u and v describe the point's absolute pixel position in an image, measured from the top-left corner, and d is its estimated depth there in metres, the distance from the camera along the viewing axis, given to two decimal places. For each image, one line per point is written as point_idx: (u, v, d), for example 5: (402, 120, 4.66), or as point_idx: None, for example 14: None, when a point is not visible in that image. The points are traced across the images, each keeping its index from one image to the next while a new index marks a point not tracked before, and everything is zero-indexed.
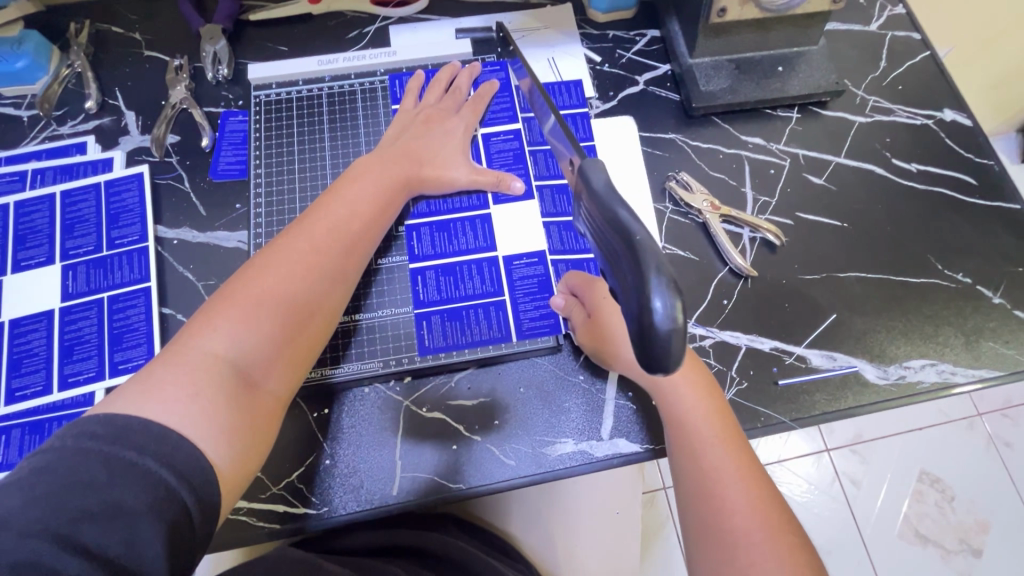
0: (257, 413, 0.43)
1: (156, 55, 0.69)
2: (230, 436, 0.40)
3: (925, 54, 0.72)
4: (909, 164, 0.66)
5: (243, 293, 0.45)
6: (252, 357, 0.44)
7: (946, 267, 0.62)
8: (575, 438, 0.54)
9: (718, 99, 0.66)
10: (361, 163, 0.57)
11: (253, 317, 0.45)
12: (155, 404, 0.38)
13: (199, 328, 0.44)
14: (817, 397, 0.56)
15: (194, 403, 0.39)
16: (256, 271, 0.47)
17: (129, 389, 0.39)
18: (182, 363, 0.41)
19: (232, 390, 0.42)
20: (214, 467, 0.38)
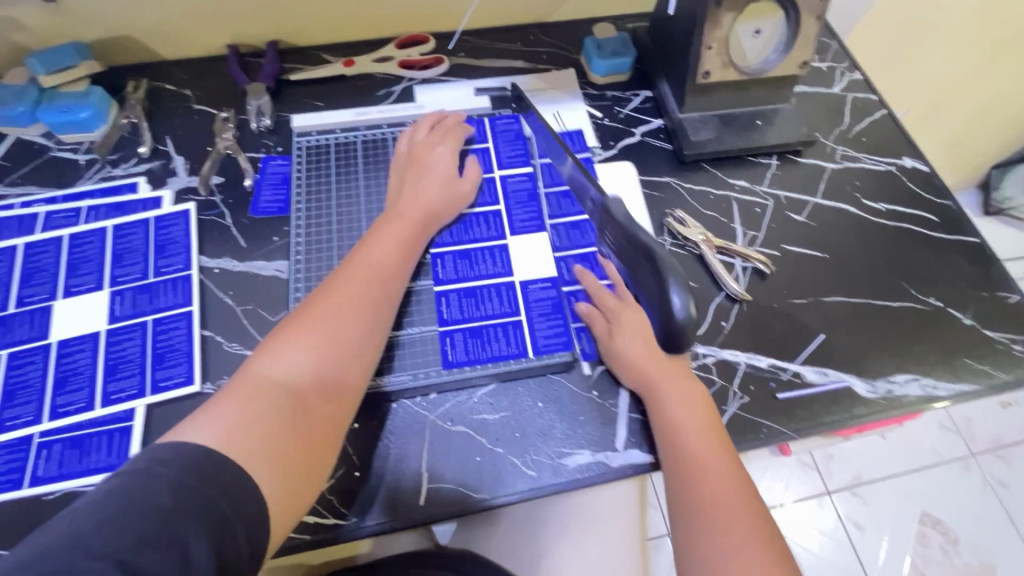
0: (309, 441, 0.48)
1: (204, 108, 0.77)
2: (283, 462, 0.45)
3: (883, 112, 0.82)
4: (877, 204, 0.75)
5: (293, 334, 0.51)
6: (301, 392, 0.49)
7: (919, 292, 0.68)
8: (591, 449, 0.57)
9: (708, 146, 0.74)
10: (384, 214, 0.64)
11: (302, 355, 0.51)
12: (220, 432, 0.44)
13: (255, 368, 0.50)
14: (813, 409, 0.61)
15: (250, 436, 0.45)
16: (302, 314, 0.53)
17: (196, 423, 0.45)
18: (243, 401, 0.47)
19: (285, 422, 0.47)
20: (266, 496, 0.43)
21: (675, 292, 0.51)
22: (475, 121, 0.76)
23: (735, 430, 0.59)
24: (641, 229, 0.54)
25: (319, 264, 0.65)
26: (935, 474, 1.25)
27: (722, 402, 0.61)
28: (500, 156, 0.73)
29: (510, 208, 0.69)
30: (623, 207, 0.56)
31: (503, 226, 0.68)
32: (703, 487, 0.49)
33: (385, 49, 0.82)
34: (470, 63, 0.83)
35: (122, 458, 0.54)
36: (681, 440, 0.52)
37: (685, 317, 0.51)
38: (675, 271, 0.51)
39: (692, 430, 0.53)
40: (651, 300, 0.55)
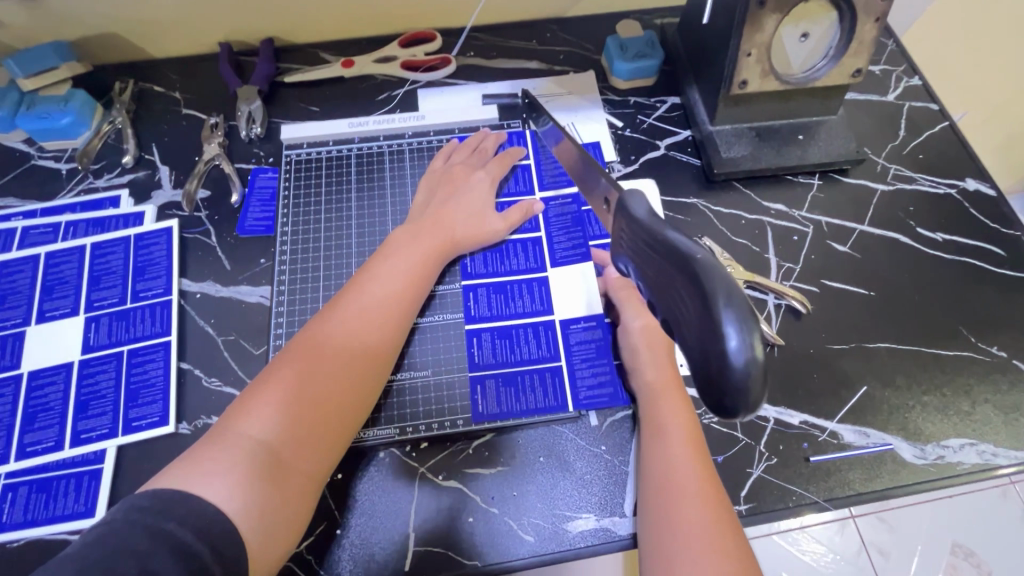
0: (291, 493, 0.40)
1: (193, 113, 0.72)
2: (262, 519, 0.38)
3: (944, 123, 0.73)
4: (934, 233, 0.66)
5: (287, 364, 0.44)
6: (288, 436, 0.41)
7: (980, 340, 0.60)
8: (596, 514, 0.51)
9: (741, 165, 0.66)
10: (399, 232, 0.57)
11: (294, 389, 0.42)
12: (196, 480, 0.37)
13: (242, 405, 0.42)
14: (852, 476, 0.54)
15: (230, 482, 0.37)
16: (301, 342, 0.45)
17: (172, 466, 0.38)
18: (223, 444, 0.39)
19: (266, 471, 0.39)
20: (245, 548, 0.36)
21: (732, 330, 0.29)
22: (514, 135, 0.69)
23: (760, 497, 0.53)
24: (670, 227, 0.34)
25: (305, 294, 0.60)
26: (1005, 499, 0.90)
27: (747, 465, 0.54)
28: (543, 176, 0.66)
29: (551, 235, 0.63)
30: (648, 202, 0.37)
31: (543, 255, 0.62)
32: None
33: (387, 49, 0.75)
34: (480, 63, 0.75)
35: (90, 505, 0.51)
36: (676, 510, 0.45)
37: (748, 363, 0.29)
38: (732, 295, 0.29)
39: (691, 505, 0.45)
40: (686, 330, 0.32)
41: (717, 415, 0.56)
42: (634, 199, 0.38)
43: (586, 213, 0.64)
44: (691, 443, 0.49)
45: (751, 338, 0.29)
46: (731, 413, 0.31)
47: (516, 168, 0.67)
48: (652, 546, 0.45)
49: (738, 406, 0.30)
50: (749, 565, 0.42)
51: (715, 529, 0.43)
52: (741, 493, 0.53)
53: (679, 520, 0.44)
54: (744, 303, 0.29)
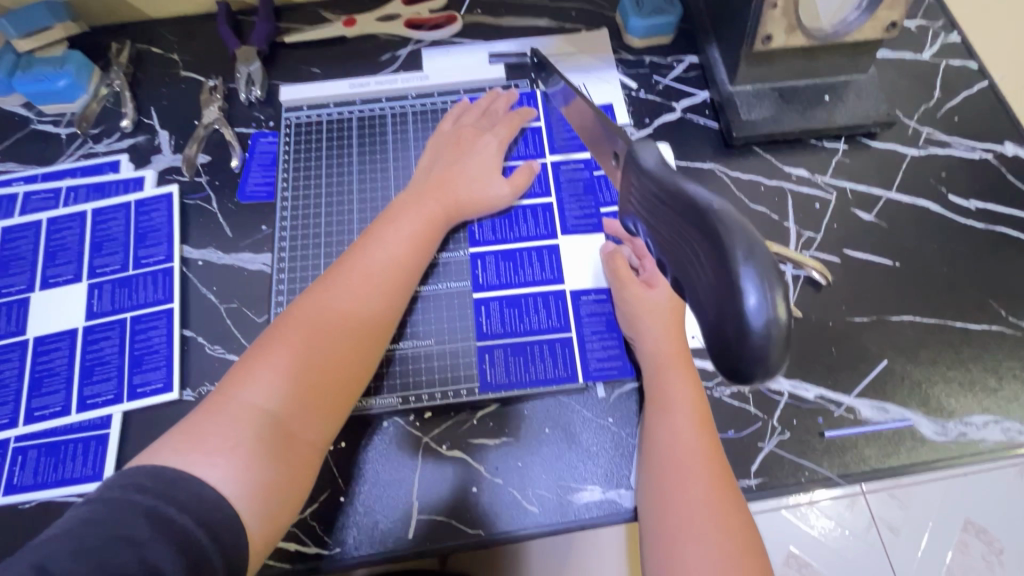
0: (295, 465, 0.40)
1: (192, 75, 0.70)
2: (265, 493, 0.37)
3: (983, 83, 0.68)
4: (966, 201, 0.62)
5: (285, 335, 0.42)
6: (292, 407, 0.40)
7: (1010, 314, 0.57)
8: (602, 486, 0.50)
9: (761, 128, 0.63)
10: (398, 199, 0.55)
11: (294, 360, 0.41)
12: (197, 457, 0.36)
13: (240, 376, 0.40)
14: (868, 452, 0.52)
15: (232, 457, 0.36)
16: (298, 311, 0.44)
17: (171, 438, 0.37)
18: (224, 419, 0.38)
19: (270, 443, 0.38)
20: (243, 525, 0.35)
21: (752, 287, 0.26)
22: (524, 95, 0.66)
23: (771, 472, 0.51)
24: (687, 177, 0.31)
25: (306, 258, 0.59)
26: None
27: (759, 439, 0.52)
28: (554, 139, 0.64)
29: (562, 201, 0.61)
30: (659, 150, 0.35)
31: (554, 222, 0.60)
32: (697, 559, 0.41)
33: (390, 6, 0.71)
34: (488, 21, 0.71)
35: (97, 469, 0.51)
36: (677, 488, 0.44)
37: (770, 324, 0.26)
38: (754, 250, 0.27)
39: (694, 483, 0.44)
40: (702, 293, 0.30)
41: (729, 388, 0.54)
42: (645, 149, 0.35)
43: (596, 179, 0.61)
44: (697, 417, 0.47)
45: (774, 296, 0.26)
46: (750, 379, 0.28)
47: (526, 130, 0.64)
48: (650, 523, 0.44)
49: (758, 373, 0.28)
50: (749, 544, 0.42)
51: (717, 506, 0.43)
52: (751, 467, 0.52)
53: (680, 498, 0.43)
54: (768, 258, 0.27)
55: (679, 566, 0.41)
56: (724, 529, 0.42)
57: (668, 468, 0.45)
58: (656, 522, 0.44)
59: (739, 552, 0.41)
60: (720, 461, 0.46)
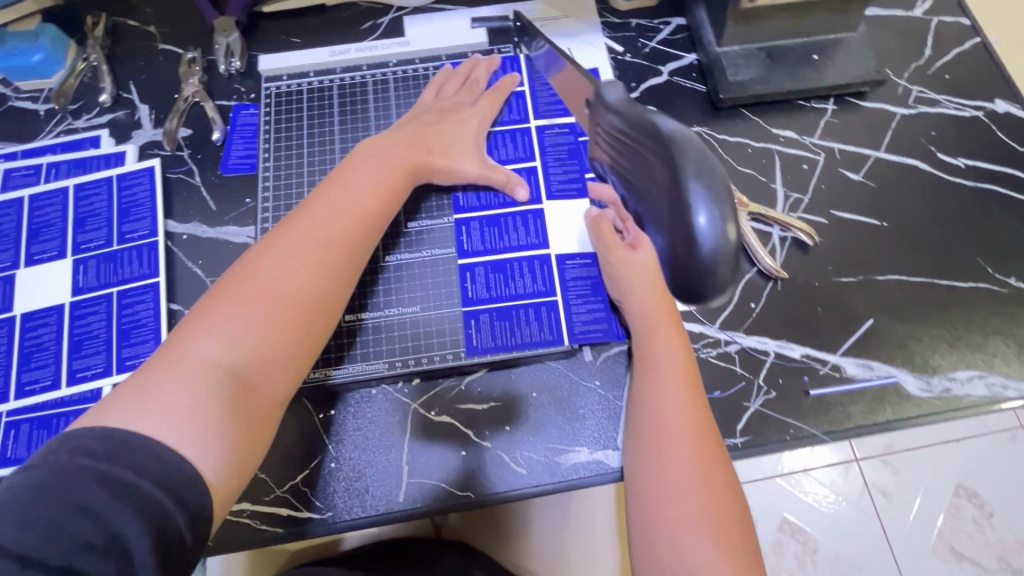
0: (255, 417, 0.40)
1: (170, 48, 0.68)
2: (227, 448, 0.37)
3: (976, 40, 0.67)
4: (956, 159, 0.62)
5: (240, 286, 0.42)
6: (248, 359, 0.40)
7: (997, 271, 0.57)
8: (589, 447, 0.51)
9: (749, 89, 0.62)
10: (362, 150, 0.53)
11: (250, 312, 0.41)
12: (149, 415, 0.36)
13: (193, 329, 0.40)
14: (852, 409, 0.53)
15: (188, 414, 0.36)
16: (254, 262, 0.44)
17: (121, 395, 0.36)
18: (177, 372, 0.38)
19: (228, 395, 0.38)
20: (204, 481, 0.36)
21: (702, 208, 0.34)
22: (508, 60, 0.65)
23: (756, 431, 0.52)
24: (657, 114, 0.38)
25: None
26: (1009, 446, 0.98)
27: (744, 398, 0.53)
28: (538, 103, 0.63)
29: (547, 165, 0.60)
30: (624, 93, 0.41)
31: (539, 186, 0.59)
32: (679, 511, 0.42)
33: None
34: None
35: None
36: (663, 446, 0.44)
37: (717, 239, 0.34)
38: (706, 172, 0.34)
39: (680, 440, 0.44)
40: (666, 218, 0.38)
41: (715, 349, 0.54)
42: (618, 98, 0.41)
43: (582, 144, 0.61)
44: (686, 376, 0.48)
45: (718, 212, 0.34)
46: (706, 289, 0.36)
47: (510, 96, 0.63)
48: (636, 479, 0.45)
49: (712, 284, 0.36)
50: (730, 499, 0.43)
51: (701, 460, 0.43)
52: (736, 426, 0.52)
53: (665, 455, 0.44)
54: (716, 181, 0.34)
55: (663, 520, 0.42)
56: (705, 483, 0.43)
57: (654, 426, 0.46)
58: (642, 477, 0.44)
59: (719, 507, 0.42)
60: (707, 418, 0.46)
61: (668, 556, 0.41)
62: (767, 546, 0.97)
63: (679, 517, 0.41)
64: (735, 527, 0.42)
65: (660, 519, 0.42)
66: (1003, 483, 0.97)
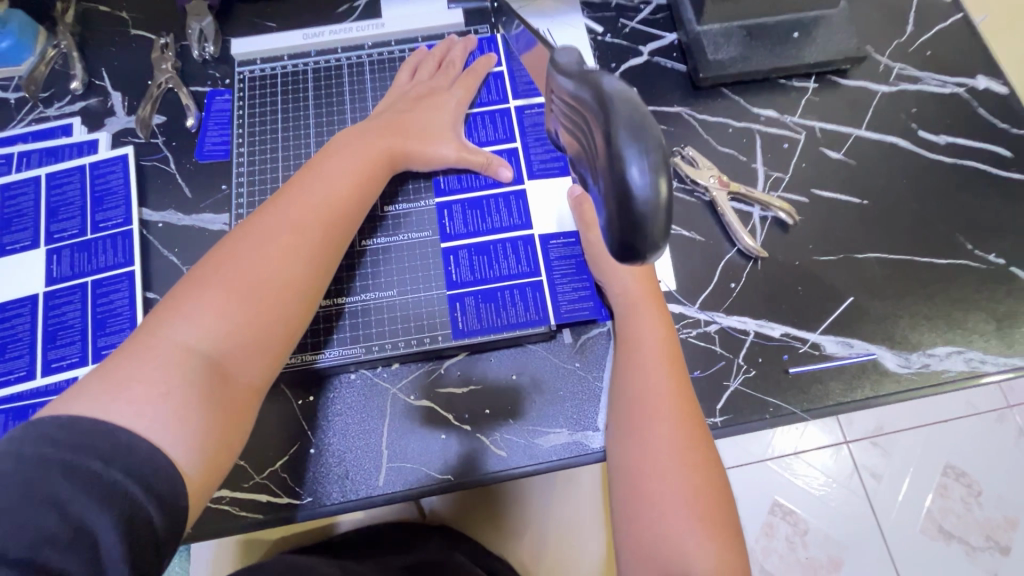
0: (230, 405, 0.40)
1: (143, 34, 0.67)
2: (204, 437, 0.37)
3: (958, 16, 0.66)
4: (937, 136, 0.61)
5: (217, 274, 0.42)
6: (223, 347, 0.40)
7: (977, 247, 0.57)
8: (568, 429, 0.51)
9: (729, 68, 0.62)
10: (342, 138, 0.53)
11: (228, 300, 0.41)
12: (123, 405, 0.35)
13: (166, 316, 0.40)
14: (831, 387, 0.53)
15: (164, 403, 0.36)
16: (229, 249, 0.44)
17: (92, 385, 0.36)
18: (149, 360, 0.38)
19: (205, 384, 0.38)
20: (179, 469, 0.36)
21: (633, 158, 0.28)
22: (484, 41, 0.64)
23: (736, 409, 0.52)
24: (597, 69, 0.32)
25: None
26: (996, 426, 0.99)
27: (724, 377, 0.53)
28: (516, 84, 0.62)
29: (528, 146, 0.59)
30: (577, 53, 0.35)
31: (520, 167, 0.59)
32: (665, 494, 0.42)
33: None
34: None
35: None
36: (645, 425, 0.44)
37: (652, 201, 0.28)
38: (641, 127, 0.28)
39: (662, 420, 0.44)
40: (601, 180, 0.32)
41: (695, 329, 0.54)
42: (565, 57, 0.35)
43: None
44: (668, 356, 0.47)
45: (652, 167, 0.28)
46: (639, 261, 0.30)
47: (488, 78, 0.62)
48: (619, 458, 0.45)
49: (645, 256, 0.30)
50: (714, 477, 0.43)
51: (687, 441, 0.43)
52: (716, 405, 0.52)
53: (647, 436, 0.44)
54: (652, 134, 0.29)
55: (645, 499, 0.42)
56: (690, 465, 0.42)
57: (639, 409, 0.45)
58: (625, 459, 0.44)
59: (706, 487, 0.42)
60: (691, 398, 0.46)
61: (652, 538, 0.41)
62: (758, 529, 0.97)
63: (665, 500, 0.41)
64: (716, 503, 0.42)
65: (644, 502, 0.42)
66: (988, 460, 0.98)
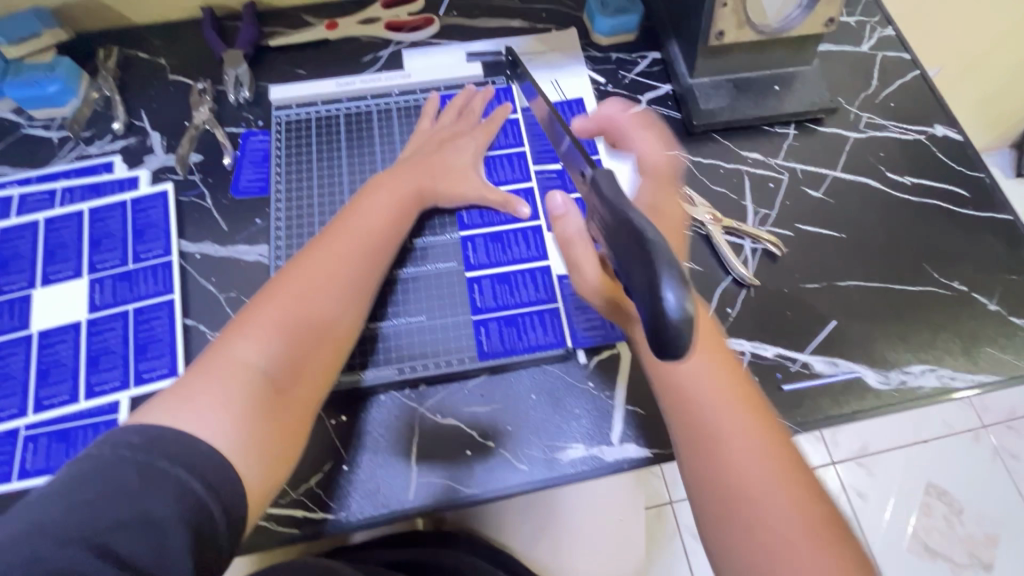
0: (284, 417, 0.44)
1: (180, 79, 0.72)
2: (259, 444, 0.41)
3: (915, 72, 0.75)
4: (903, 177, 0.69)
5: (270, 303, 0.47)
6: (276, 365, 0.45)
7: (943, 275, 0.64)
8: (585, 443, 0.55)
9: (718, 116, 0.69)
10: (377, 181, 0.59)
11: (281, 325, 0.46)
12: (189, 414, 0.40)
13: (228, 340, 0.45)
14: (821, 402, 0.58)
15: (225, 413, 0.41)
16: (283, 281, 0.49)
17: (163, 400, 0.41)
18: (216, 376, 0.42)
19: (260, 398, 0.43)
20: (240, 473, 0.39)
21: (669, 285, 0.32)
22: (501, 91, 0.71)
23: None
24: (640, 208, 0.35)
25: (301, 247, 0.63)
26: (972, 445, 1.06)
27: None
28: (531, 130, 0.68)
29: (544, 186, 0.65)
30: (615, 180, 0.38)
31: (537, 205, 0.64)
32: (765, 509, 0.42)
33: (371, 10, 0.75)
34: (463, 22, 0.76)
35: None
36: (760, 495, 0.42)
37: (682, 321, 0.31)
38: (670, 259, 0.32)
39: (769, 502, 0.42)
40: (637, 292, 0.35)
41: None
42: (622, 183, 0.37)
43: None
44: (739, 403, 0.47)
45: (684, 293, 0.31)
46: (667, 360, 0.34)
47: (504, 123, 0.69)
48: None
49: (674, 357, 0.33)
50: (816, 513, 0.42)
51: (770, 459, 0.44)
52: None
53: (754, 511, 0.42)
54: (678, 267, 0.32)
55: (745, 519, 0.42)
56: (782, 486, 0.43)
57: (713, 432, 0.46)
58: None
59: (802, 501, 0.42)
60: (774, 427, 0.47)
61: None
62: None
63: (764, 522, 0.41)
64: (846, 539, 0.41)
65: (745, 521, 0.42)
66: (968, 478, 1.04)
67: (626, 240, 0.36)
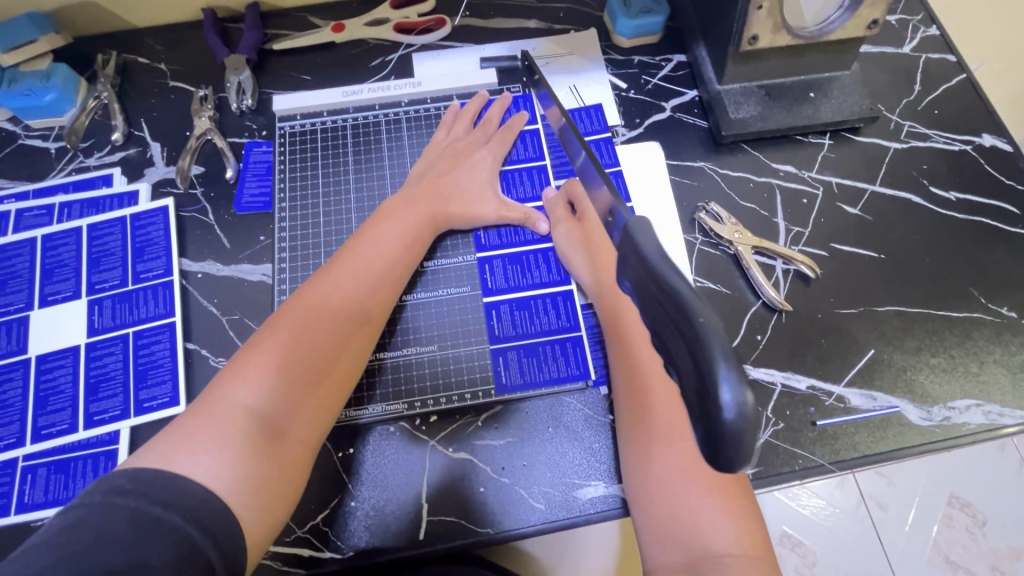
0: (284, 460, 0.42)
1: (182, 85, 0.69)
2: (255, 489, 0.38)
3: (962, 76, 0.70)
4: (947, 192, 0.64)
5: (275, 338, 0.44)
6: (279, 406, 0.42)
7: (990, 301, 0.59)
8: (606, 482, 0.52)
9: (749, 126, 0.64)
10: (390, 203, 0.56)
11: (286, 361, 0.43)
12: (182, 457, 0.37)
13: (229, 377, 0.42)
14: (858, 438, 0.54)
15: (220, 455, 0.38)
16: (289, 312, 0.47)
17: (154, 444, 0.38)
18: (214, 416, 0.40)
19: (258, 441, 0.40)
20: (238, 521, 0.37)
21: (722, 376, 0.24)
22: (519, 98, 0.68)
23: (767, 461, 0.53)
24: (671, 266, 0.28)
25: (309, 268, 0.60)
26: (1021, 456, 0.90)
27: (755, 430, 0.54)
28: (551, 141, 0.65)
29: None
30: (655, 235, 0.31)
31: None
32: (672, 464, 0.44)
33: (378, 10, 0.70)
34: (476, 23, 0.71)
35: None
36: (657, 448, 0.45)
37: (739, 420, 0.24)
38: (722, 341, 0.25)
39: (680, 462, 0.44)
40: (677, 370, 0.27)
41: None
42: (643, 229, 0.32)
43: None
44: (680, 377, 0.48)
45: (737, 380, 0.24)
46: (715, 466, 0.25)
47: (522, 134, 0.65)
48: (671, 569, 0.41)
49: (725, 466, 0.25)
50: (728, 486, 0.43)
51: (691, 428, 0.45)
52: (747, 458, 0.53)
53: (660, 465, 0.44)
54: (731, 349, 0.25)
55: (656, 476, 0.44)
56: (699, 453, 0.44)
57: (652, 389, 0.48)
58: None
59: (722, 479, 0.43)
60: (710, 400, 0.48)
61: (719, 569, 0.39)
62: None
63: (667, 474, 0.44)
64: (738, 491, 0.43)
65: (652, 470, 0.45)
66: None
67: (653, 296, 0.29)
